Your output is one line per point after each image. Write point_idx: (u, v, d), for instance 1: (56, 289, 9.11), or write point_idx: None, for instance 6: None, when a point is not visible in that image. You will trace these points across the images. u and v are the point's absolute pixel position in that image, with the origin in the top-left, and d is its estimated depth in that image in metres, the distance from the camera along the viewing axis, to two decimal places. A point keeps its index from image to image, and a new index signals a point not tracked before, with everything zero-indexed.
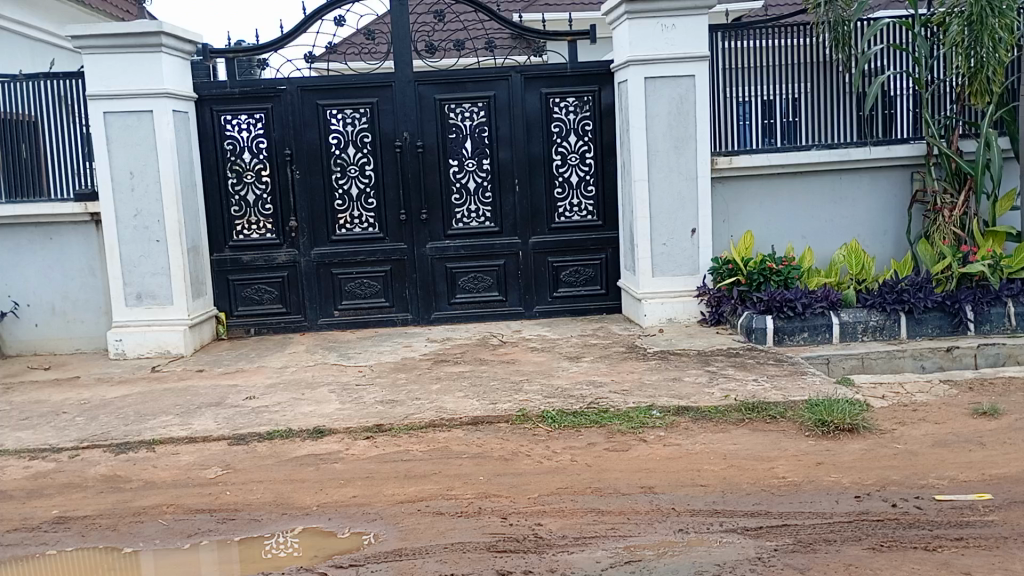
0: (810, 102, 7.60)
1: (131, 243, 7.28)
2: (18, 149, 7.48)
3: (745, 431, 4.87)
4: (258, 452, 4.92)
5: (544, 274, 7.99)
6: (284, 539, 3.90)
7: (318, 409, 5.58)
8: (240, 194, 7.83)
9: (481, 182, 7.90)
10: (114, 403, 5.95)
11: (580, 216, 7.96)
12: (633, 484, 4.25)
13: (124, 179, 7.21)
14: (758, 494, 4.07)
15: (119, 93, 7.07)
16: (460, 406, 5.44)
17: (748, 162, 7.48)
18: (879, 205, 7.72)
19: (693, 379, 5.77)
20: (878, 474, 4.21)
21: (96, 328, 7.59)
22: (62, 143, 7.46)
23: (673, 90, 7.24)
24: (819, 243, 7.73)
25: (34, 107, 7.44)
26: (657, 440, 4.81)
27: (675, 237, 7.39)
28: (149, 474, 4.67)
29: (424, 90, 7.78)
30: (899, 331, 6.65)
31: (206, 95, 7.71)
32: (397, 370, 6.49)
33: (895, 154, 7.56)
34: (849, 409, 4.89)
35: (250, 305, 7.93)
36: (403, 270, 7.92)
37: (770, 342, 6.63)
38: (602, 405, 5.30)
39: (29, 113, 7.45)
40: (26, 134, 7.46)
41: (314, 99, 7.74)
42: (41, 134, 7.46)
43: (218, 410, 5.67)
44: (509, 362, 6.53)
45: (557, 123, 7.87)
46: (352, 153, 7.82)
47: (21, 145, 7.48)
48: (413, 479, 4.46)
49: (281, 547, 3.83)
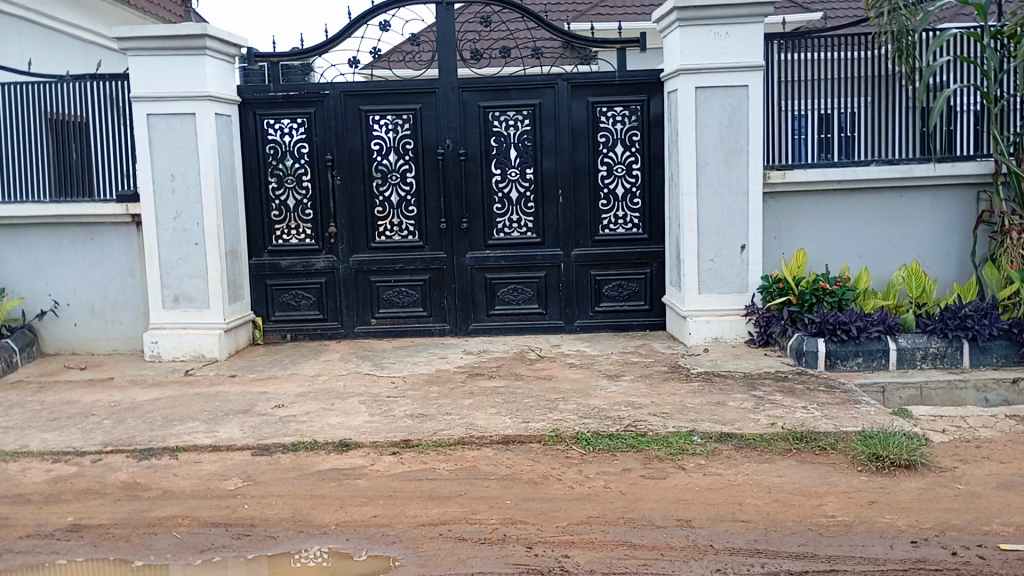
0: (870, 117, 7.24)
1: (170, 245, 7.24)
2: (63, 149, 7.52)
3: (792, 463, 4.57)
4: (281, 464, 4.77)
5: (586, 288, 7.76)
6: (313, 548, 3.82)
7: (346, 421, 5.43)
8: (280, 198, 7.75)
9: (524, 192, 7.70)
10: (143, 407, 5.88)
11: (625, 229, 7.71)
12: (668, 516, 3.99)
13: (165, 181, 7.18)
14: (805, 533, 3.77)
15: (162, 95, 7.04)
16: (491, 423, 5.23)
17: (803, 177, 7.15)
18: (941, 225, 7.31)
19: (738, 403, 5.47)
20: (936, 517, 3.87)
21: (134, 329, 7.57)
22: (107, 142, 7.48)
23: (725, 100, 6.95)
24: (876, 264, 7.36)
25: (84, 108, 7.46)
26: (697, 468, 4.54)
27: (723, 253, 7.09)
28: (168, 483, 4.55)
29: (468, 97, 7.63)
30: (961, 360, 6.26)
31: (250, 99, 7.66)
32: (430, 383, 6.31)
33: (962, 172, 7.16)
34: (905, 443, 4.55)
35: (287, 311, 7.84)
36: (441, 279, 7.75)
37: (821, 366, 6.30)
38: (640, 428, 5.04)
39: (74, 113, 7.48)
40: (71, 134, 7.48)
41: (356, 105, 7.63)
42: (85, 134, 7.48)
43: (245, 418, 5.55)
44: (545, 379, 6.30)
45: (603, 133, 7.64)
46: (394, 159, 7.69)
47: (67, 144, 7.51)
48: (437, 500, 4.26)
49: (310, 557, 3.74)
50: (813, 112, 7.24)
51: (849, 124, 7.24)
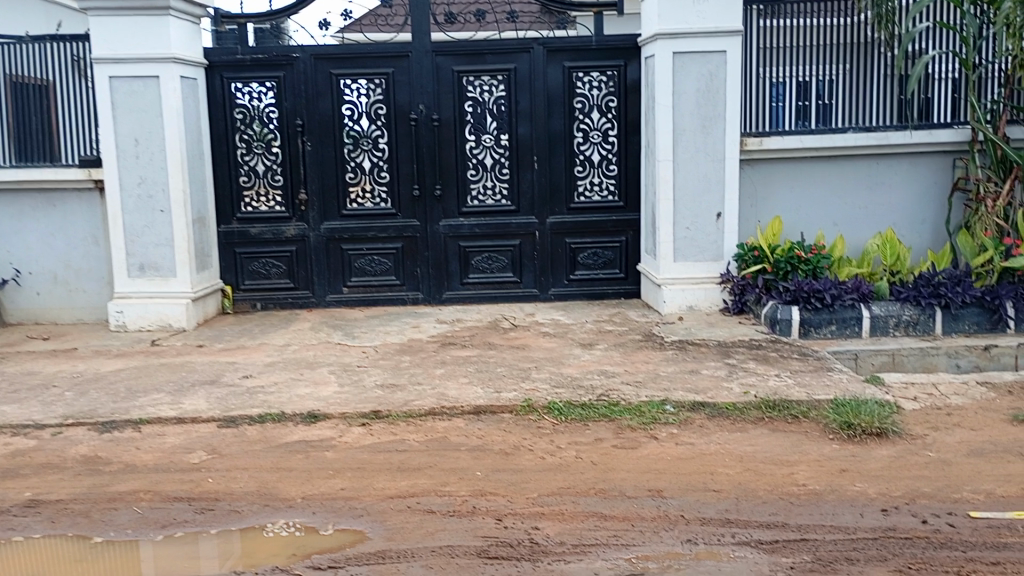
0: (849, 84, 7.17)
1: (135, 212, 7.05)
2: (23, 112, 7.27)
3: (765, 432, 4.54)
4: (247, 437, 4.68)
5: (561, 256, 7.67)
6: (284, 519, 3.76)
7: (316, 391, 5.33)
8: (249, 164, 7.57)
9: (498, 158, 7.57)
10: (107, 378, 5.75)
11: (600, 196, 7.62)
12: (639, 487, 3.95)
13: (129, 147, 6.98)
14: (776, 503, 3.75)
15: (124, 57, 6.80)
16: (463, 393, 5.16)
17: (780, 144, 7.08)
18: (917, 192, 7.29)
19: (711, 372, 5.44)
20: (907, 485, 3.86)
21: (99, 299, 7.40)
22: (69, 106, 7.24)
23: (703, 66, 6.84)
24: (851, 231, 7.33)
25: (49, 70, 7.21)
26: (670, 438, 4.50)
27: (699, 220, 7.02)
28: (130, 456, 4.45)
29: (441, 62, 7.45)
30: (934, 327, 6.27)
31: (217, 62, 7.43)
32: (401, 353, 6.22)
33: (938, 139, 7.12)
34: (877, 411, 4.54)
35: (257, 279, 7.69)
36: (414, 248, 7.64)
37: (795, 335, 6.30)
38: (613, 397, 4.99)
39: (34, 76, 7.23)
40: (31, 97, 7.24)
41: (327, 68, 7.44)
42: (46, 97, 7.24)
43: (212, 389, 5.45)
44: (519, 348, 6.24)
45: (580, 99, 7.51)
46: (366, 125, 7.52)
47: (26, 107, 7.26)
48: (406, 472, 4.19)
49: (282, 527, 3.69)
50: (792, 79, 7.17)
51: (827, 91, 7.18)
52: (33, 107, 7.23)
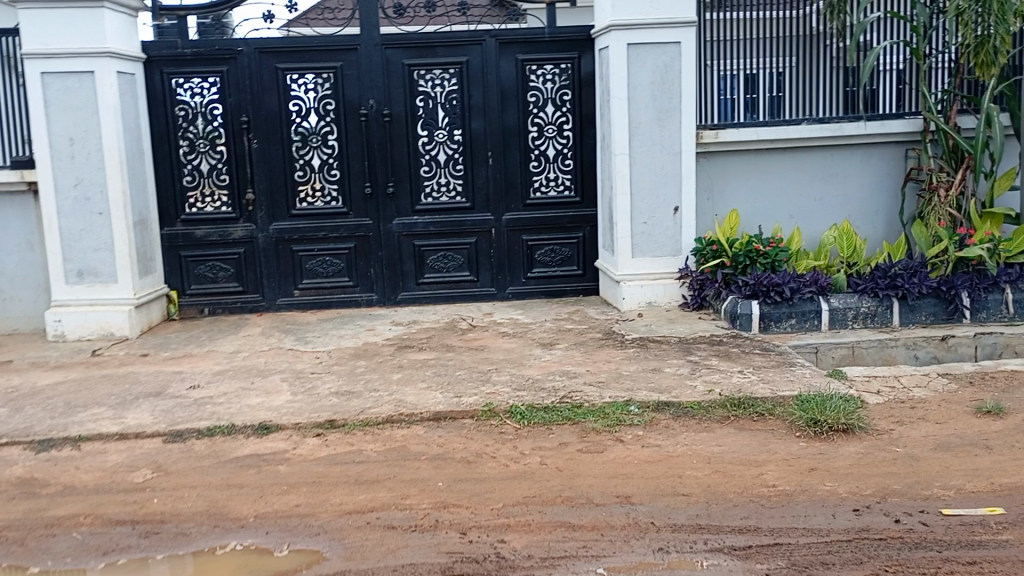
0: (801, 76, 7.16)
1: (71, 216, 6.71)
2: None
3: (731, 431, 4.46)
4: (195, 452, 4.45)
5: (518, 253, 7.53)
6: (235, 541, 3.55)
7: (267, 401, 5.11)
8: (193, 163, 7.27)
9: (452, 154, 7.40)
10: (44, 392, 5.45)
11: (556, 191, 7.49)
12: (607, 493, 3.83)
13: (63, 146, 6.63)
14: (746, 506, 3.66)
15: (56, 52, 6.45)
16: (422, 399, 4.99)
17: (735, 136, 7.03)
18: (871, 184, 7.30)
19: (674, 370, 5.35)
20: (877, 483, 3.81)
21: (36, 307, 7.04)
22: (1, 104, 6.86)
23: (658, 58, 6.76)
24: (807, 223, 7.32)
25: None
26: (635, 440, 4.39)
27: (657, 215, 6.94)
28: (69, 477, 4.19)
29: (391, 55, 7.24)
30: (891, 318, 6.30)
31: (156, 56, 7.11)
32: (357, 357, 6.02)
33: (891, 129, 7.14)
34: (842, 407, 4.49)
35: (204, 283, 7.40)
36: (367, 247, 7.43)
37: (756, 329, 6.24)
38: (576, 399, 4.86)
39: None
40: None
41: (272, 62, 7.18)
42: None
43: (156, 401, 5.18)
44: (477, 350, 6.08)
45: (533, 93, 7.37)
46: (314, 121, 7.28)
47: None
48: (365, 485, 4.01)
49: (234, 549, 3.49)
50: (741, 72, 7.12)
51: (779, 83, 7.15)
52: None
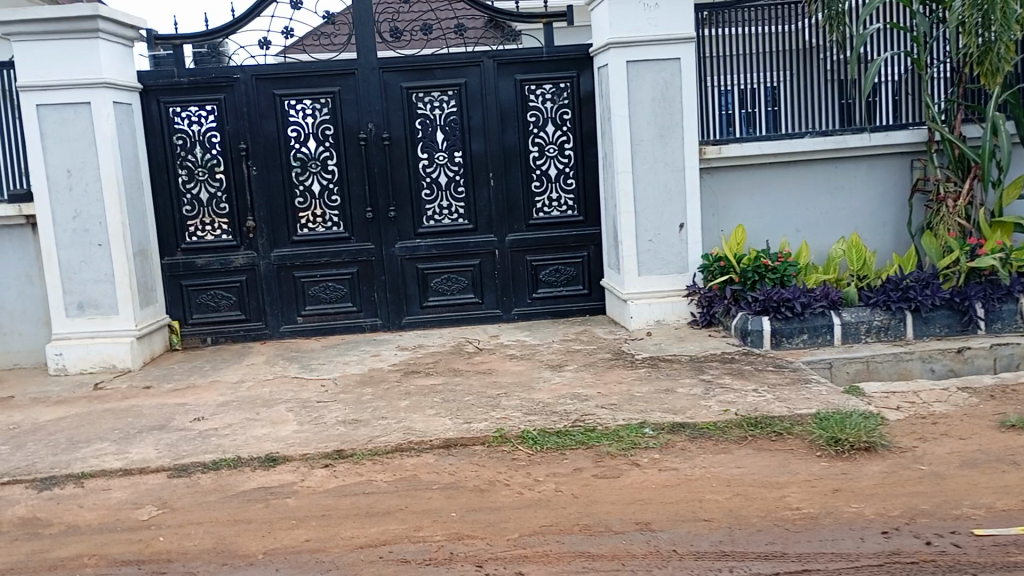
0: (799, 90, 7.10)
1: (70, 248, 6.64)
2: None
3: (749, 452, 4.35)
4: (201, 487, 4.34)
5: (522, 274, 7.45)
6: None
7: (273, 432, 5.00)
8: (192, 192, 7.21)
9: (453, 176, 7.33)
10: (46, 428, 5.34)
11: (559, 211, 7.42)
12: (626, 520, 3.72)
13: (60, 178, 6.57)
14: (771, 530, 3.55)
15: (52, 84, 6.40)
16: (431, 426, 4.88)
17: (738, 151, 6.96)
18: (877, 196, 7.23)
19: (687, 390, 5.24)
20: (904, 504, 3.71)
21: (36, 341, 6.94)
22: None
23: (658, 74, 6.71)
24: (814, 237, 7.24)
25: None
26: (652, 464, 4.29)
27: (662, 232, 6.86)
28: (72, 516, 4.07)
29: (389, 78, 7.20)
30: (905, 331, 6.20)
31: (153, 86, 7.07)
32: (363, 384, 5.92)
33: (895, 140, 7.07)
34: (862, 424, 4.39)
35: (206, 312, 7.31)
36: (370, 272, 7.34)
37: (767, 346, 6.14)
38: (588, 422, 4.76)
39: None
40: None
41: (270, 89, 7.13)
42: None
43: (160, 435, 5.07)
44: (485, 373, 5.98)
45: (533, 113, 7.31)
46: (313, 147, 7.22)
47: None
48: (376, 517, 3.90)
49: None
50: (739, 87, 7.05)
51: (777, 97, 7.07)
52: None
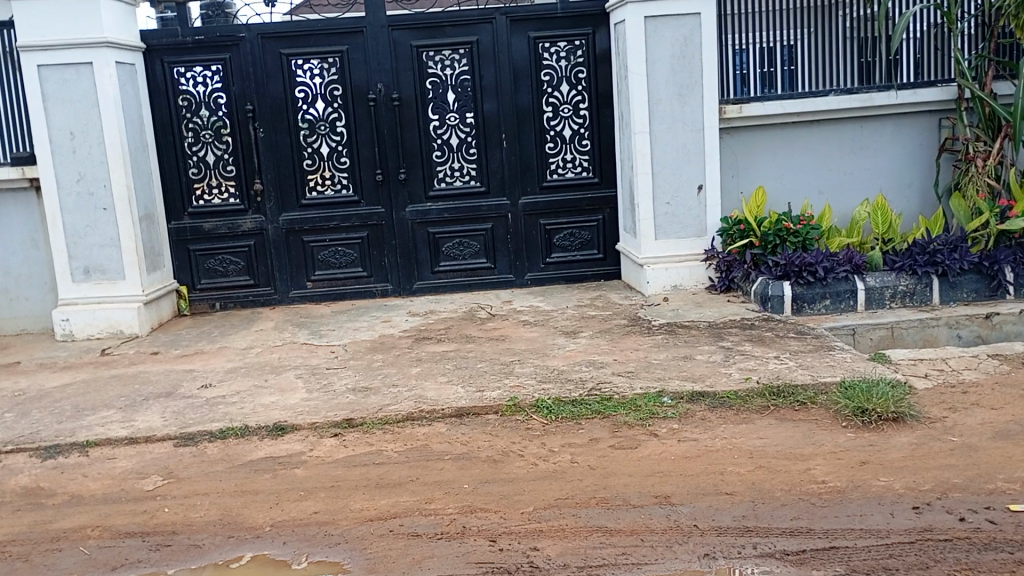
0: (819, 48, 6.80)
1: (75, 212, 6.51)
2: None
3: (772, 422, 4.21)
4: (208, 456, 4.23)
5: (536, 239, 7.27)
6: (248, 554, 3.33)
7: (282, 400, 4.89)
8: (198, 155, 7.04)
9: (464, 138, 7.13)
10: (52, 395, 5.25)
11: (574, 173, 7.22)
12: (644, 493, 3.59)
13: (63, 141, 6.42)
14: (796, 505, 3.42)
15: (52, 43, 6.21)
16: (442, 394, 4.76)
17: (760, 110, 6.72)
18: (903, 156, 6.97)
19: (707, 357, 5.09)
20: (935, 478, 3.58)
21: (43, 307, 6.85)
22: (5, 100, 6.64)
23: (677, 30, 6.45)
24: (837, 199, 7.01)
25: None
26: (671, 434, 4.15)
27: (680, 195, 6.66)
28: (76, 486, 3.98)
29: (398, 36, 6.97)
30: (931, 297, 6.01)
31: (156, 45, 6.87)
32: (373, 351, 5.80)
33: (923, 99, 6.80)
34: (890, 394, 4.24)
35: (214, 278, 7.19)
36: (380, 236, 7.19)
37: (788, 311, 5.96)
38: (605, 391, 4.62)
39: None
40: None
41: (276, 48, 6.92)
42: None
43: (167, 402, 4.97)
44: (498, 340, 5.84)
45: (547, 71, 7.08)
46: (321, 108, 7.03)
47: None
48: (386, 489, 3.79)
49: (247, 563, 3.26)
50: (757, 46, 6.76)
51: (794, 57, 6.80)
52: None
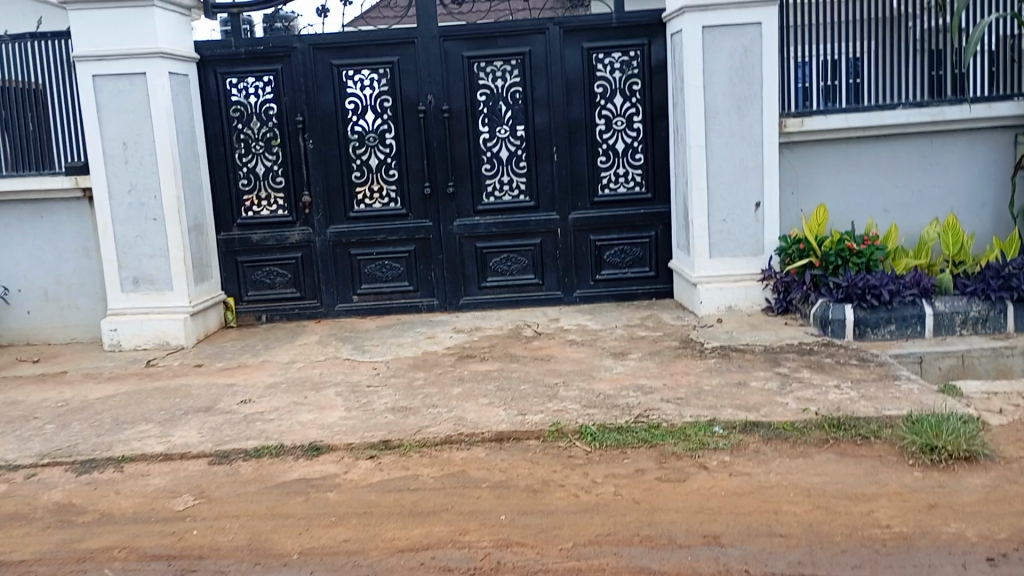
0: (885, 60, 6.49)
1: (126, 222, 6.54)
2: (25, 122, 6.77)
3: (832, 457, 3.93)
4: (241, 476, 4.14)
5: (586, 255, 7.08)
6: None
7: (320, 418, 4.78)
8: (248, 166, 7.04)
9: (515, 150, 6.98)
10: (95, 407, 5.23)
11: (626, 188, 7.01)
12: (691, 532, 3.36)
13: (116, 151, 6.46)
14: (857, 551, 3.16)
15: (107, 54, 6.27)
16: (483, 416, 4.59)
17: (823, 124, 6.42)
18: (975, 174, 6.60)
19: (762, 384, 4.82)
20: (1012, 526, 3.28)
21: (93, 316, 6.90)
22: (64, 110, 6.72)
23: (736, 40, 6.21)
24: (904, 218, 6.66)
25: (37, 72, 6.69)
26: (721, 467, 3.91)
27: (736, 212, 6.40)
28: (108, 503, 3.92)
29: (449, 47, 6.87)
30: (1006, 324, 5.64)
31: (209, 56, 6.89)
32: (416, 368, 5.67)
33: (997, 113, 6.43)
34: (961, 430, 3.93)
35: (261, 290, 7.16)
36: (427, 250, 7.07)
37: (850, 336, 5.64)
38: (652, 418, 4.39)
39: (28, 80, 6.72)
40: (29, 104, 6.74)
41: (327, 59, 6.88)
42: (45, 103, 6.73)
43: (205, 417, 4.91)
44: (543, 360, 5.65)
45: (600, 83, 6.90)
46: (370, 120, 6.96)
47: (29, 117, 6.76)
48: (420, 517, 3.63)
49: None
50: (820, 58, 6.50)
51: (860, 69, 6.49)
52: (28, 114, 6.76)
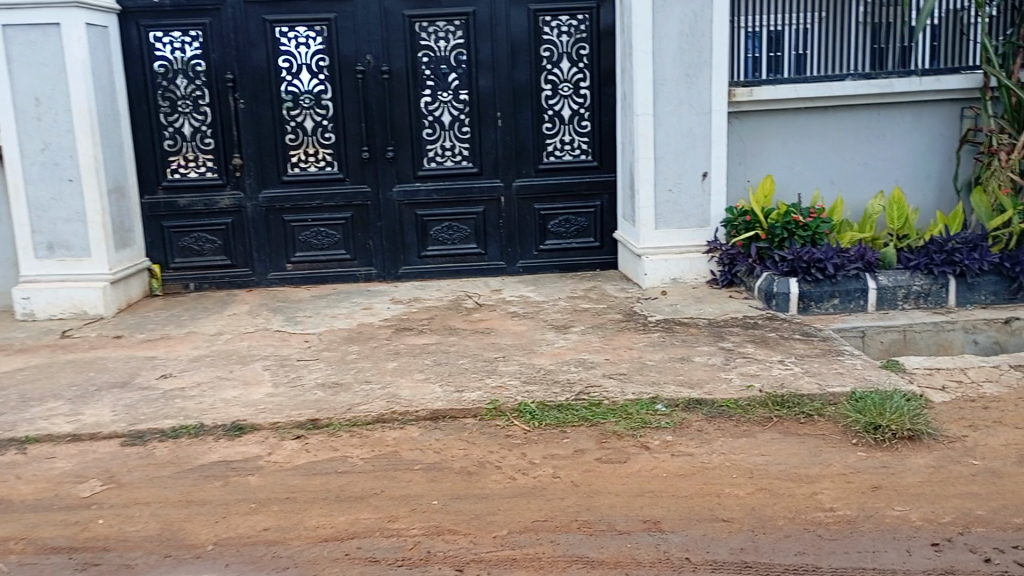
0: (836, 31, 6.37)
1: (39, 183, 6.10)
2: None
3: (775, 437, 3.83)
4: (156, 458, 3.86)
5: (529, 224, 6.87)
6: None
7: (244, 394, 4.51)
8: (174, 125, 6.62)
9: (457, 115, 6.71)
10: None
11: (572, 155, 6.81)
12: (632, 517, 3.22)
13: (28, 107, 6.00)
14: (801, 537, 3.06)
15: (16, 2, 5.77)
16: (418, 393, 4.38)
17: (773, 94, 6.30)
18: (921, 147, 6.55)
19: (705, 359, 4.70)
20: (957, 508, 3.21)
21: (4, 283, 6.45)
22: None
23: (686, 5, 6.01)
24: (850, 190, 6.60)
25: None
26: (663, 447, 3.77)
27: (684, 182, 6.25)
28: (6, 490, 3.62)
29: (389, 5, 6.52)
30: (947, 298, 5.61)
31: (131, 8, 6.42)
32: (349, 341, 5.42)
33: (945, 86, 6.38)
34: (905, 408, 3.86)
35: (188, 257, 6.78)
36: (365, 217, 6.78)
37: (794, 310, 5.56)
38: (593, 395, 4.23)
39: None
40: None
41: (259, 14, 6.49)
42: None
43: (120, 394, 4.59)
44: (483, 333, 5.45)
45: (547, 47, 6.64)
46: (305, 80, 6.60)
47: None
48: (347, 503, 3.42)
49: None
50: (771, 27, 6.35)
51: (810, 40, 6.37)
52: None
